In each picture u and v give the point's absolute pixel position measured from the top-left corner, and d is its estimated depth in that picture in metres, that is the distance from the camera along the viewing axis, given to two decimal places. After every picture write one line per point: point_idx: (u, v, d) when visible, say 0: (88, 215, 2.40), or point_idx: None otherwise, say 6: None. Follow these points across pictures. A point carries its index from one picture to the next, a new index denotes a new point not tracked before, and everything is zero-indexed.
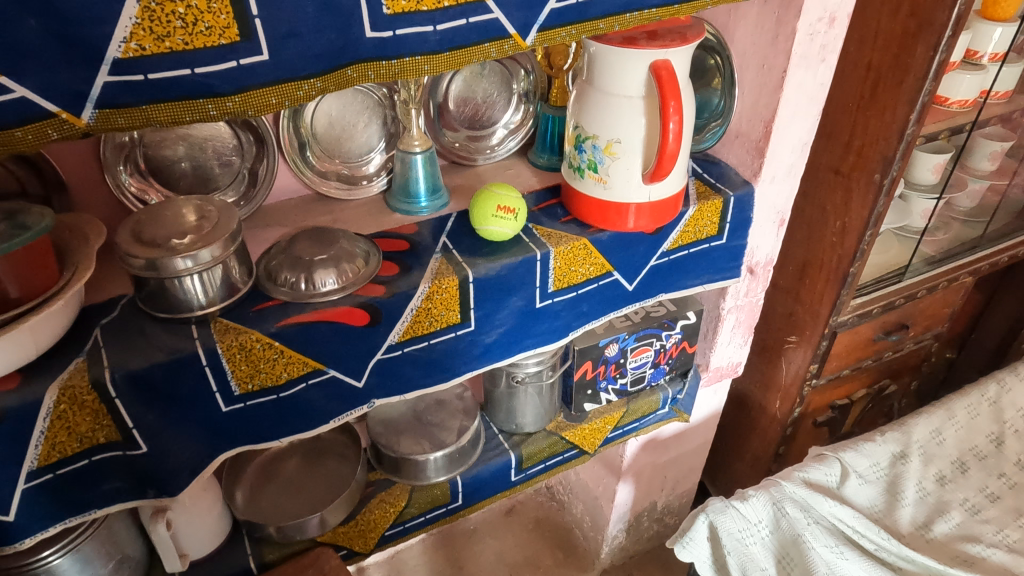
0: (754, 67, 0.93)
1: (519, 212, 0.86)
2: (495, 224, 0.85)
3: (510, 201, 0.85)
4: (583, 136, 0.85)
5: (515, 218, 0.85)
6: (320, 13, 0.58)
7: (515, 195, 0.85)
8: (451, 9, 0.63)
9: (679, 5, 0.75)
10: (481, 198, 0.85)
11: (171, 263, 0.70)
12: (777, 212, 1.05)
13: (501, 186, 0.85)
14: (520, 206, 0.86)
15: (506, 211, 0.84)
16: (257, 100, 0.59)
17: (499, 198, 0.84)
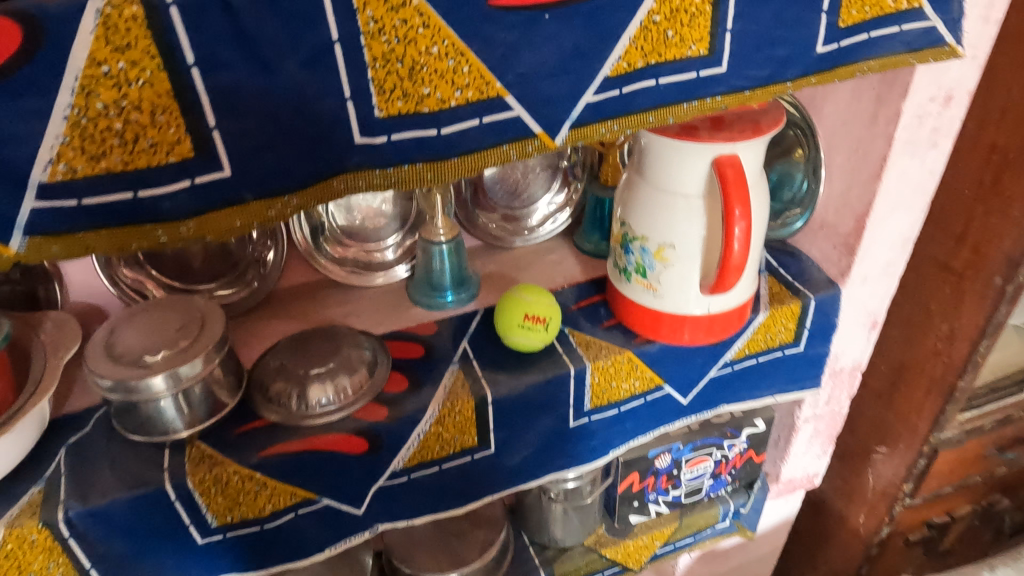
0: (846, 150, 0.77)
1: (551, 321, 0.73)
2: (522, 335, 0.72)
3: (541, 308, 0.72)
4: (629, 235, 0.72)
5: (546, 328, 0.72)
6: (296, 120, 0.48)
7: (548, 301, 0.73)
8: (460, 108, 0.51)
9: (751, 92, 0.60)
10: (507, 303, 0.73)
11: (155, 381, 0.61)
12: (868, 313, 0.88)
13: (531, 289, 0.73)
14: (552, 314, 0.73)
15: (536, 320, 0.72)
16: (217, 224, 0.49)
17: (528, 305, 0.72)
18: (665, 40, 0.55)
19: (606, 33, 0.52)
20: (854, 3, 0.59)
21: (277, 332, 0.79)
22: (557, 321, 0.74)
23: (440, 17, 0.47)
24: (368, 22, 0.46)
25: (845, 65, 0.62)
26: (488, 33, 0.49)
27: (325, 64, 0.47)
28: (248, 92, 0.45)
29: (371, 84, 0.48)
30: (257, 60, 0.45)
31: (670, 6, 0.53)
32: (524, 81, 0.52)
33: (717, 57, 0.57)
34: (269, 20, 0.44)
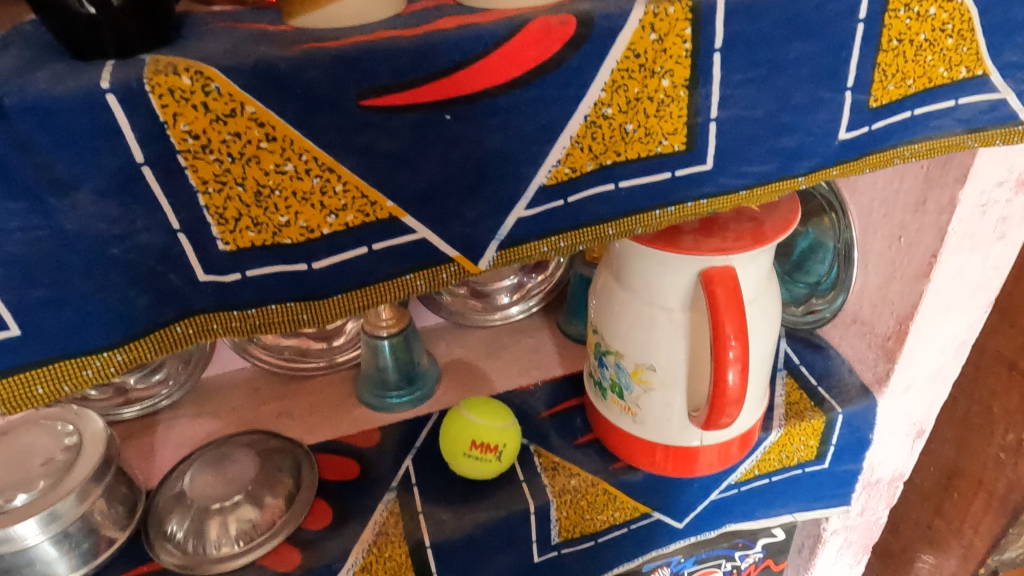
0: (885, 235, 0.62)
1: (506, 447, 0.60)
2: (469, 464, 0.60)
3: (492, 434, 0.59)
4: (603, 347, 0.58)
5: (498, 458, 0.59)
6: (105, 263, 0.35)
7: (502, 425, 0.60)
8: (338, 236, 0.38)
9: (746, 191, 0.45)
10: (452, 423, 0.60)
11: (25, 524, 0.50)
12: (913, 422, 0.71)
13: (482, 410, 0.60)
14: (507, 439, 0.60)
15: (485, 449, 0.59)
16: (12, 392, 0.37)
17: (477, 431, 0.59)
18: (625, 135, 0.40)
19: (538, 132, 0.38)
20: (892, 74, 0.43)
21: (196, 436, 0.68)
22: (515, 446, 0.61)
23: (292, 127, 0.34)
24: (185, 137, 0.33)
25: (879, 151, 0.47)
26: (367, 140, 0.36)
27: (135, 193, 0.34)
28: (25, 234, 0.33)
29: (207, 213, 0.36)
30: (29, 194, 0.32)
31: (625, 94, 0.39)
32: (429, 196, 0.39)
33: (701, 153, 0.43)
34: (39, 142, 0.32)
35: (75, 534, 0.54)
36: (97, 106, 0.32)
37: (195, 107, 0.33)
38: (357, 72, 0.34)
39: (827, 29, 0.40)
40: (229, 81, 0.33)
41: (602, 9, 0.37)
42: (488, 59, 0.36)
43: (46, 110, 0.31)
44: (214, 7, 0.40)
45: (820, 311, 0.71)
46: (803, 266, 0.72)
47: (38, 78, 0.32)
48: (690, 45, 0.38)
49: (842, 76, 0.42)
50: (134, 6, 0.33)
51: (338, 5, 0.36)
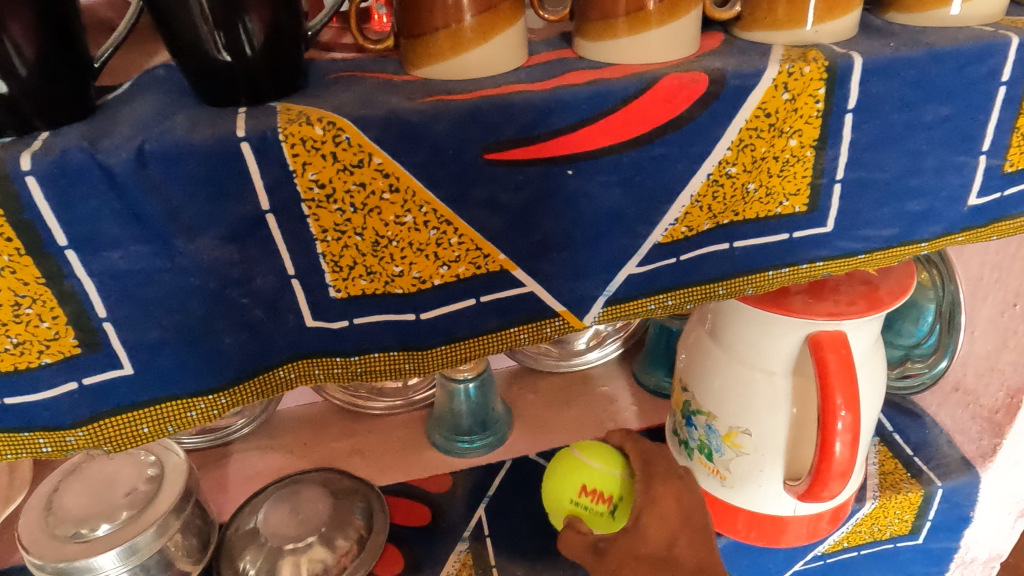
0: (997, 301, 0.59)
1: (621, 505, 0.47)
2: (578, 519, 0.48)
3: (604, 480, 0.48)
4: (693, 406, 0.56)
5: (612, 514, 0.47)
6: (220, 308, 0.35)
7: (617, 471, 0.48)
8: (448, 288, 0.38)
9: (866, 256, 0.43)
10: (559, 468, 0.50)
11: (104, 556, 0.50)
12: (1017, 500, 0.67)
13: (596, 453, 0.49)
14: (623, 492, 0.47)
15: (596, 498, 0.48)
16: (119, 432, 0.37)
17: (601, 476, 0.48)
18: (746, 195, 0.39)
19: (657, 189, 0.37)
20: None
21: (269, 470, 0.68)
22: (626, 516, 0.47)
23: (415, 178, 0.34)
24: (310, 186, 0.33)
25: (1008, 218, 0.44)
26: (485, 193, 0.35)
27: (257, 239, 0.34)
28: (150, 276, 0.33)
29: (322, 260, 0.36)
30: (156, 237, 0.32)
31: (752, 154, 0.37)
32: (542, 251, 0.38)
33: (822, 214, 0.41)
34: (172, 187, 0.32)
35: (151, 567, 0.53)
36: (231, 154, 0.32)
37: (324, 156, 0.33)
38: (484, 126, 0.34)
39: (967, 92, 0.38)
40: (360, 132, 0.32)
41: (733, 67, 0.36)
42: (616, 115, 0.35)
43: (181, 157, 0.31)
44: (332, 54, 0.42)
45: (919, 375, 0.68)
46: (894, 325, 0.68)
47: (176, 124, 0.32)
48: (823, 105, 0.37)
49: (978, 139, 0.40)
50: (269, 56, 0.33)
51: (465, 57, 0.36)
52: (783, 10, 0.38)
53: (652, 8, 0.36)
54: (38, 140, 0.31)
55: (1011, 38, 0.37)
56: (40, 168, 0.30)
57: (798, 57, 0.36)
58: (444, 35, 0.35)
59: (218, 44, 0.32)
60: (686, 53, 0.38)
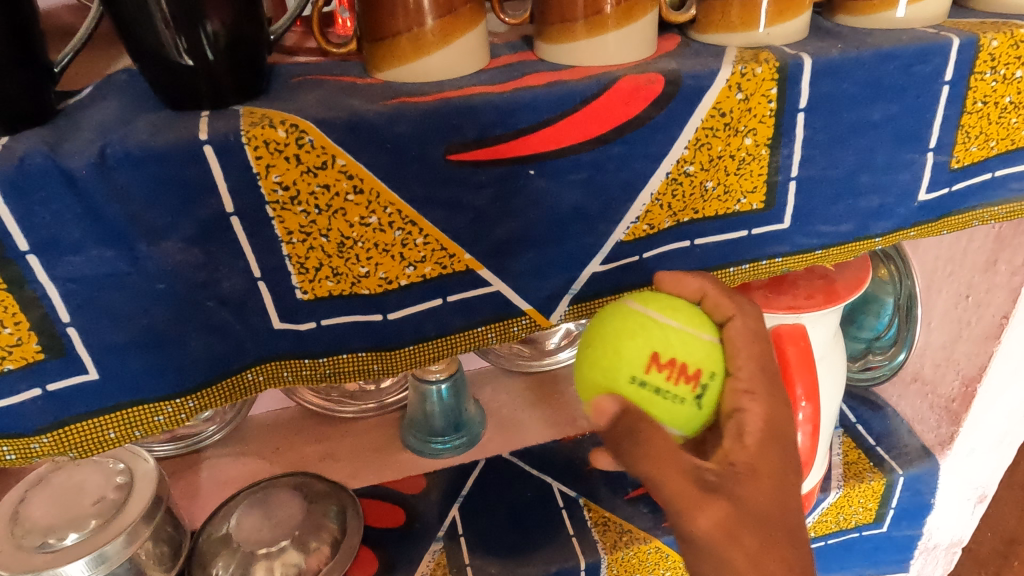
0: (952, 293, 0.61)
1: (711, 385, 0.38)
2: (646, 403, 0.37)
3: (698, 350, 0.38)
4: None
5: (698, 401, 0.37)
6: (186, 311, 0.35)
7: (711, 337, 0.38)
8: (414, 287, 0.38)
9: (822, 251, 0.45)
10: (622, 324, 0.38)
11: (72, 566, 0.49)
12: (976, 487, 0.69)
13: (677, 309, 0.38)
14: (716, 368, 0.38)
15: (680, 376, 0.37)
16: (85, 438, 0.36)
17: (680, 346, 0.37)
18: (704, 193, 0.40)
19: (618, 188, 0.38)
20: (974, 136, 0.43)
21: (241, 476, 0.67)
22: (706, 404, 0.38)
23: (378, 180, 0.35)
24: (274, 188, 0.34)
25: (957, 213, 0.46)
26: (449, 194, 0.36)
27: (222, 242, 0.34)
28: (114, 281, 0.33)
29: (288, 262, 0.36)
30: (120, 241, 0.32)
31: (708, 152, 0.38)
32: (506, 251, 0.39)
33: (778, 211, 0.42)
34: (135, 190, 0.32)
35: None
36: (194, 157, 0.32)
37: (288, 158, 0.33)
38: (446, 127, 0.34)
39: (913, 92, 0.40)
40: (323, 134, 0.33)
41: (688, 69, 0.37)
42: (575, 116, 0.36)
43: (144, 161, 0.31)
44: (296, 58, 0.42)
45: (879, 367, 0.70)
46: (855, 318, 0.70)
47: (138, 129, 0.32)
48: (775, 105, 0.38)
49: (925, 137, 0.42)
50: (230, 60, 0.34)
51: (426, 60, 0.37)
52: (736, 14, 0.39)
53: (609, 11, 0.37)
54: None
55: (953, 40, 0.39)
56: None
57: (751, 58, 0.37)
58: (406, 39, 0.36)
59: (179, 48, 0.32)
60: (643, 55, 0.39)
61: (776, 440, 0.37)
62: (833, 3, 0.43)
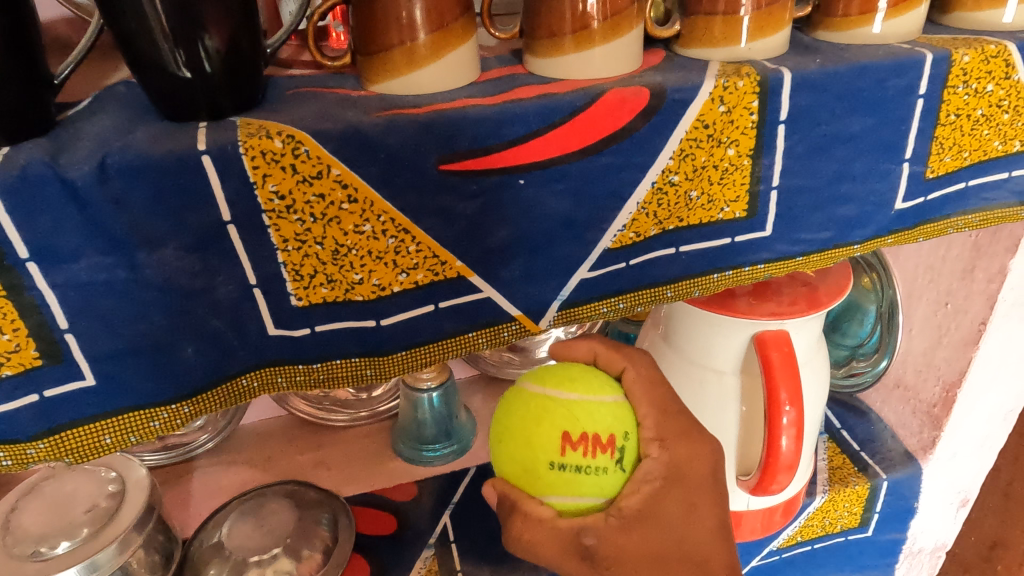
0: (931, 300, 0.62)
1: (627, 445, 0.41)
2: (571, 484, 0.39)
3: (604, 416, 0.41)
4: None
5: (619, 465, 0.40)
6: (182, 318, 0.36)
7: (615, 400, 0.42)
8: (406, 294, 0.39)
9: (804, 258, 0.46)
10: (529, 411, 0.40)
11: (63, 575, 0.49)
12: (958, 491, 0.70)
13: (575, 383, 0.41)
14: (629, 425, 0.41)
15: (595, 447, 0.39)
16: (81, 443, 0.37)
17: (586, 418, 0.40)
18: (689, 202, 0.41)
19: (606, 197, 0.39)
20: (948, 147, 0.44)
21: (232, 485, 0.68)
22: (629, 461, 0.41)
23: (372, 189, 0.36)
24: (271, 197, 0.34)
25: (933, 220, 0.47)
26: (441, 203, 0.37)
27: (219, 250, 0.35)
28: (113, 287, 0.34)
29: (284, 269, 0.37)
30: (118, 249, 0.33)
31: (693, 162, 0.40)
32: (496, 258, 0.40)
33: (761, 219, 0.43)
34: (134, 199, 0.33)
35: None
36: (193, 167, 0.33)
37: (284, 168, 0.34)
38: (439, 138, 0.35)
39: (888, 105, 0.41)
40: (318, 144, 0.34)
41: (673, 82, 0.38)
42: (564, 127, 0.37)
43: (144, 171, 0.32)
44: (291, 70, 0.43)
45: (862, 374, 0.72)
46: (839, 327, 0.71)
47: (137, 139, 0.33)
48: (757, 117, 0.39)
49: (901, 148, 0.43)
50: (228, 72, 0.35)
51: (419, 73, 0.38)
52: (719, 29, 0.40)
53: (596, 25, 0.38)
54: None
55: (926, 55, 0.40)
56: (1, 182, 0.30)
57: (732, 72, 0.39)
58: (399, 52, 0.37)
59: (178, 61, 0.33)
60: (629, 69, 0.40)
61: (685, 473, 0.42)
62: (812, 19, 0.45)
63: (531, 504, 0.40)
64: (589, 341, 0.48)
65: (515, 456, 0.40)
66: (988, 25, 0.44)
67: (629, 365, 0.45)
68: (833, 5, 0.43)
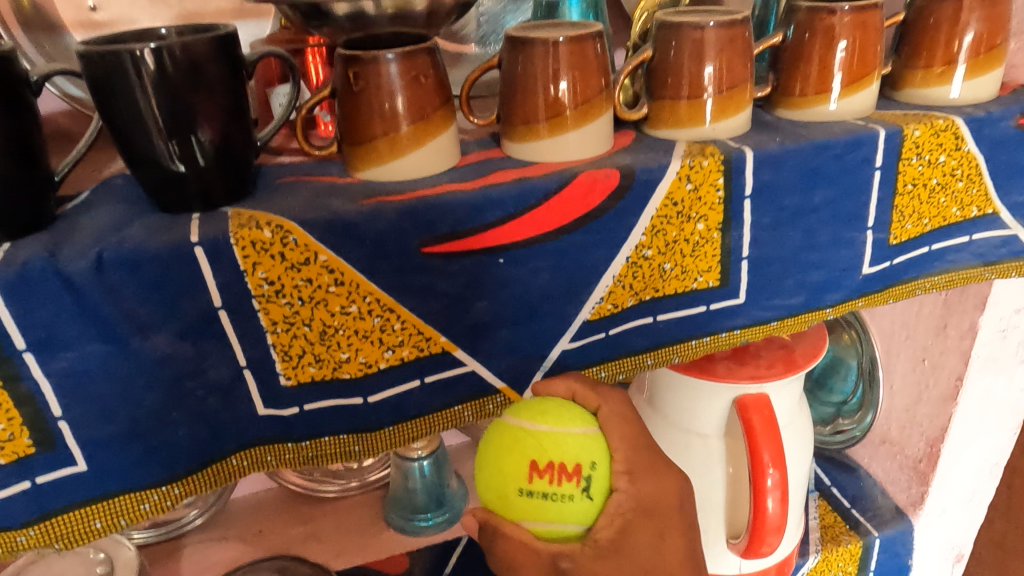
0: (909, 356, 0.63)
1: (596, 473, 0.38)
2: (538, 512, 0.38)
3: (572, 445, 0.38)
4: None
5: (585, 491, 0.38)
6: (173, 401, 0.37)
7: (585, 429, 0.39)
8: (392, 371, 0.40)
9: (779, 322, 0.47)
10: (499, 440, 0.39)
11: None
12: (951, 546, 0.70)
13: (545, 414, 0.39)
14: (598, 455, 0.39)
15: (561, 476, 0.38)
16: (71, 528, 0.37)
17: (551, 446, 0.38)
18: (663, 273, 0.43)
19: (582, 272, 0.41)
20: (909, 215, 0.46)
21: (222, 561, 0.67)
22: (599, 486, 0.38)
23: (357, 272, 0.37)
24: (261, 283, 0.36)
25: (902, 283, 0.49)
26: (423, 283, 0.39)
27: (209, 334, 0.36)
28: (106, 374, 0.35)
29: (273, 350, 0.38)
30: (112, 337, 0.34)
31: (664, 237, 0.42)
32: (479, 334, 0.41)
33: (734, 287, 0.45)
34: (129, 289, 0.34)
35: None
36: (186, 257, 0.34)
37: (273, 256, 0.36)
38: (421, 224, 0.37)
39: (847, 178, 0.44)
40: (306, 233, 0.36)
41: (642, 163, 0.40)
42: (539, 209, 0.39)
43: (138, 262, 0.34)
44: (280, 159, 0.45)
45: (849, 431, 0.72)
46: (825, 383, 0.72)
47: (133, 232, 0.35)
48: (723, 193, 0.42)
49: (863, 217, 0.45)
50: (219, 165, 0.37)
51: (401, 161, 0.40)
52: (684, 112, 0.43)
53: (568, 112, 0.40)
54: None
55: (879, 131, 0.43)
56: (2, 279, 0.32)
57: (698, 152, 0.41)
58: (383, 141, 0.39)
59: (174, 157, 0.35)
60: (600, 151, 0.42)
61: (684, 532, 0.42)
62: (771, 98, 0.48)
63: (511, 527, 0.38)
64: (566, 378, 0.42)
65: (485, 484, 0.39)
66: (937, 100, 0.47)
67: (604, 403, 0.41)
68: (791, 86, 0.46)
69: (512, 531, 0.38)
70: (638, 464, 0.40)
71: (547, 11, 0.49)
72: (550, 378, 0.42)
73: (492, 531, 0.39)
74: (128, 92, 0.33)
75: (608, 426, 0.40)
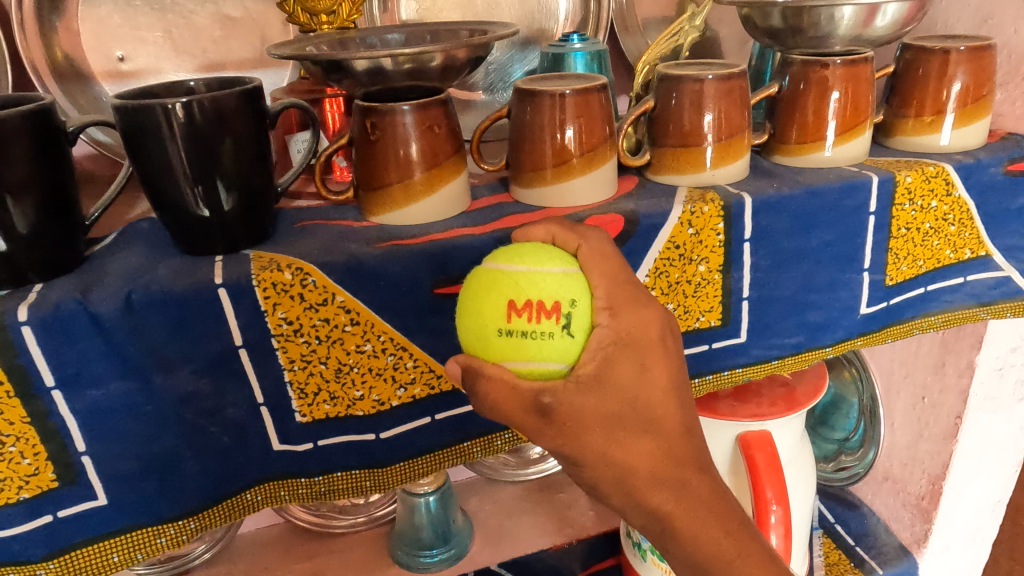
0: (909, 394, 0.64)
1: (575, 313, 0.32)
2: (515, 354, 0.32)
3: (550, 284, 0.32)
4: (643, 546, 0.62)
5: (565, 328, 0.32)
6: (193, 436, 0.38)
7: (564, 267, 0.33)
8: (404, 408, 0.42)
9: (779, 361, 0.49)
10: (475, 284, 0.34)
11: None
12: None
13: (522, 253, 0.34)
14: (578, 294, 0.32)
15: (540, 315, 0.32)
16: (89, 562, 0.38)
17: (528, 276, 0.33)
18: (667, 313, 0.44)
19: None
20: (903, 257, 0.48)
21: None
22: (580, 318, 0.32)
23: (373, 312, 0.39)
24: (280, 323, 0.37)
25: (898, 322, 0.51)
26: (435, 323, 0.40)
27: (230, 372, 0.38)
28: (130, 410, 0.36)
29: (290, 388, 0.39)
30: (137, 373, 0.36)
31: (667, 279, 0.43)
32: None
33: (735, 326, 0.46)
34: (154, 328, 0.35)
35: None
36: (210, 298, 0.36)
37: (292, 297, 0.37)
38: (434, 266, 0.39)
39: (842, 223, 0.45)
40: (324, 275, 0.37)
41: (645, 208, 0.42)
42: None
43: (164, 302, 0.35)
44: (298, 202, 0.47)
45: (852, 468, 0.73)
46: (827, 420, 0.72)
47: (159, 274, 0.36)
48: (723, 237, 0.43)
49: (859, 259, 0.47)
50: (241, 208, 0.38)
51: (414, 206, 0.42)
52: (684, 158, 0.45)
53: (575, 159, 0.42)
54: (34, 292, 0.35)
55: (872, 177, 0.45)
56: (35, 318, 0.33)
57: (698, 198, 0.43)
58: (398, 187, 0.41)
59: (199, 202, 0.37)
60: (606, 194, 0.44)
61: None
62: (769, 144, 0.50)
63: (492, 367, 0.32)
64: (545, 222, 0.36)
65: (461, 330, 0.34)
66: (928, 147, 0.49)
67: (587, 241, 0.34)
68: (787, 133, 0.48)
69: (494, 369, 0.31)
70: (621, 298, 0.33)
71: (553, 62, 0.51)
72: (528, 226, 0.36)
73: (471, 376, 0.32)
74: (158, 140, 0.35)
75: (590, 265, 0.33)
